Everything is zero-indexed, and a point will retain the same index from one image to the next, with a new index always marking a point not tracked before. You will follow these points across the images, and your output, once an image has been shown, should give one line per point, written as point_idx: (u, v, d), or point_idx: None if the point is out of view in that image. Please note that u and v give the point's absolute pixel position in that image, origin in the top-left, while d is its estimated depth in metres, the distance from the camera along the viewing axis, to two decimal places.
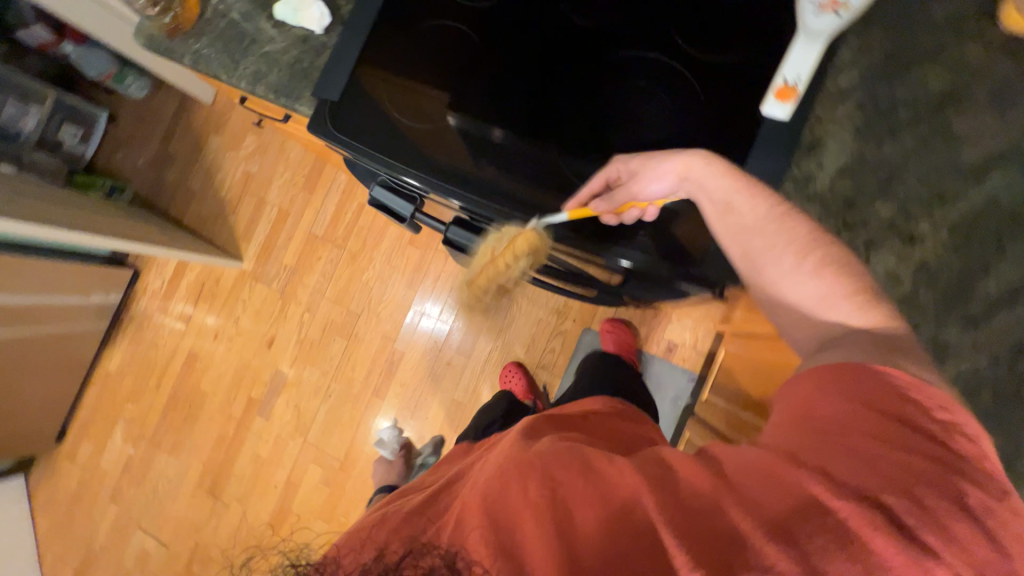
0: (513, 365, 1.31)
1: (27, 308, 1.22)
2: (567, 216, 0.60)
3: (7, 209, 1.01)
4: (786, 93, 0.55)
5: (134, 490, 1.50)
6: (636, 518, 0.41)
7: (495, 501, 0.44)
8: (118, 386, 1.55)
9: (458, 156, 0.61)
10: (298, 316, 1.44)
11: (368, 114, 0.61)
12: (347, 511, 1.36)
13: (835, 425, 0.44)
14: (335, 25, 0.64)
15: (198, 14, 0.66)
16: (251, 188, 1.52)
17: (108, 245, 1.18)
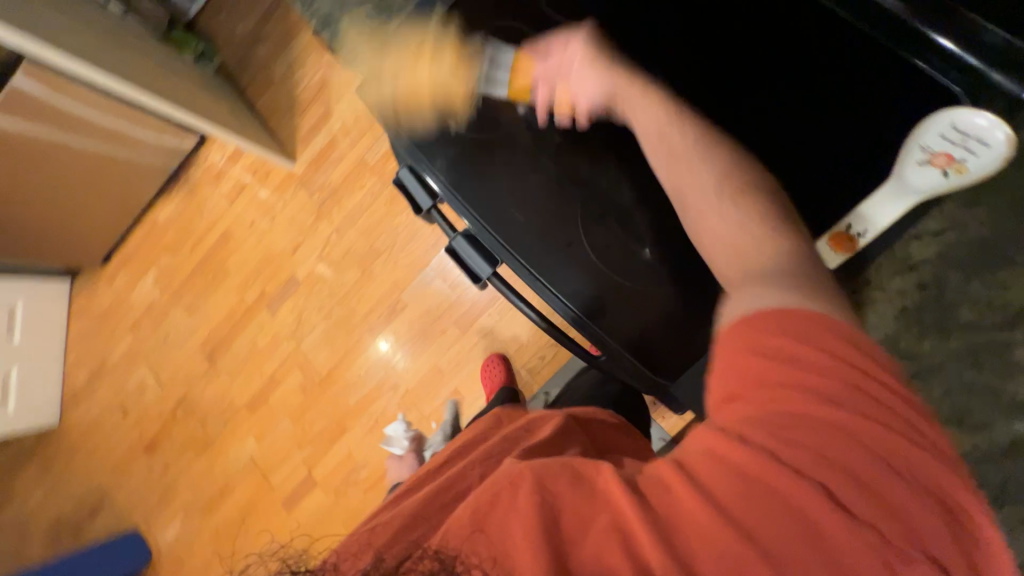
0: (496, 356, 1.33)
1: (89, 122, 1.34)
2: (560, 258, 0.61)
3: (92, 56, 1.09)
4: (840, 242, 0.59)
5: (150, 328, 1.68)
6: (621, 527, 0.42)
7: (489, 515, 0.46)
8: (161, 235, 1.70)
9: (477, 164, 0.63)
10: (327, 233, 1.50)
11: (408, 95, 0.64)
12: (312, 421, 1.48)
13: (793, 410, 0.41)
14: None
15: None
16: (323, 96, 1.54)
17: (174, 113, 1.26)
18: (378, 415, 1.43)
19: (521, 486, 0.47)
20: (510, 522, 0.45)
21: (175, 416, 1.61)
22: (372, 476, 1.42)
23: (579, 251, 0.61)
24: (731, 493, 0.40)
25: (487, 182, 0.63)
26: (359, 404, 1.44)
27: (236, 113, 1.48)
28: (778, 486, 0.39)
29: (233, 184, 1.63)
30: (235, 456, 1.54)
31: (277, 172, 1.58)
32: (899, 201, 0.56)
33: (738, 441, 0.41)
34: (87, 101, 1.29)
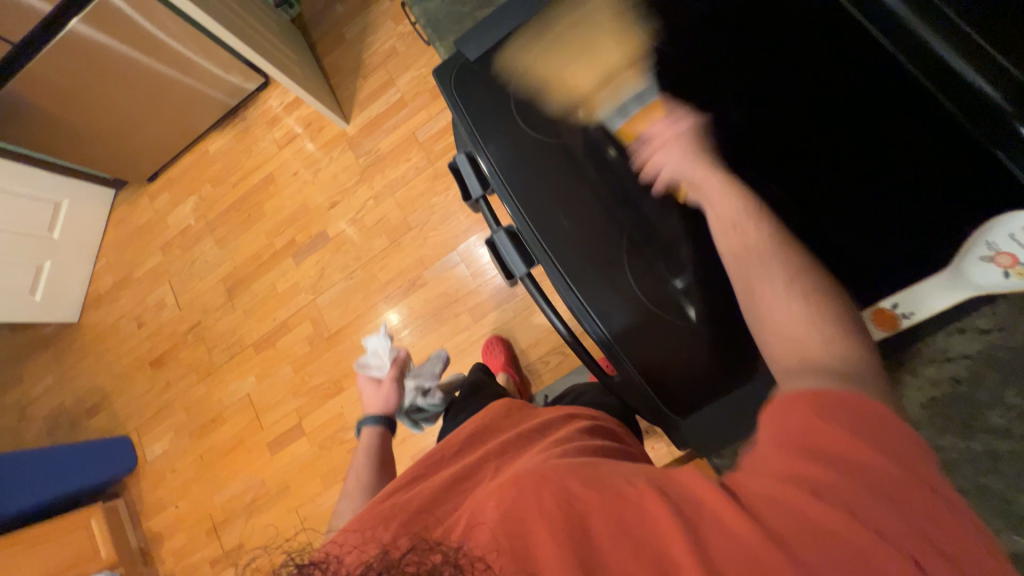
0: (501, 337, 1.35)
1: (165, 46, 1.39)
2: (593, 271, 0.63)
3: None
4: (885, 317, 0.55)
5: (179, 252, 1.73)
6: (653, 547, 0.38)
7: (511, 513, 0.43)
8: (208, 166, 1.75)
9: (535, 162, 0.65)
10: (364, 197, 1.53)
11: (483, 84, 0.68)
12: (312, 374, 1.51)
13: (874, 479, 0.36)
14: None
15: None
16: (390, 64, 1.57)
17: (245, 51, 1.30)
18: None
19: (546, 479, 0.45)
20: (532, 521, 0.42)
21: (185, 340, 1.67)
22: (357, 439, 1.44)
23: (614, 269, 0.62)
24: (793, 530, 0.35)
25: (540, 181, 0.65)
26: None
27: (303, 65, 1.52)
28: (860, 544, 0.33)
29: (285, 131, 1.67)
30: (233, 390, 1.58)
31: (330, 128, 1.61)
32: (953, 288, 0.52)
33: (822, 504, 0.35)
34: (167, 29, 1.35)
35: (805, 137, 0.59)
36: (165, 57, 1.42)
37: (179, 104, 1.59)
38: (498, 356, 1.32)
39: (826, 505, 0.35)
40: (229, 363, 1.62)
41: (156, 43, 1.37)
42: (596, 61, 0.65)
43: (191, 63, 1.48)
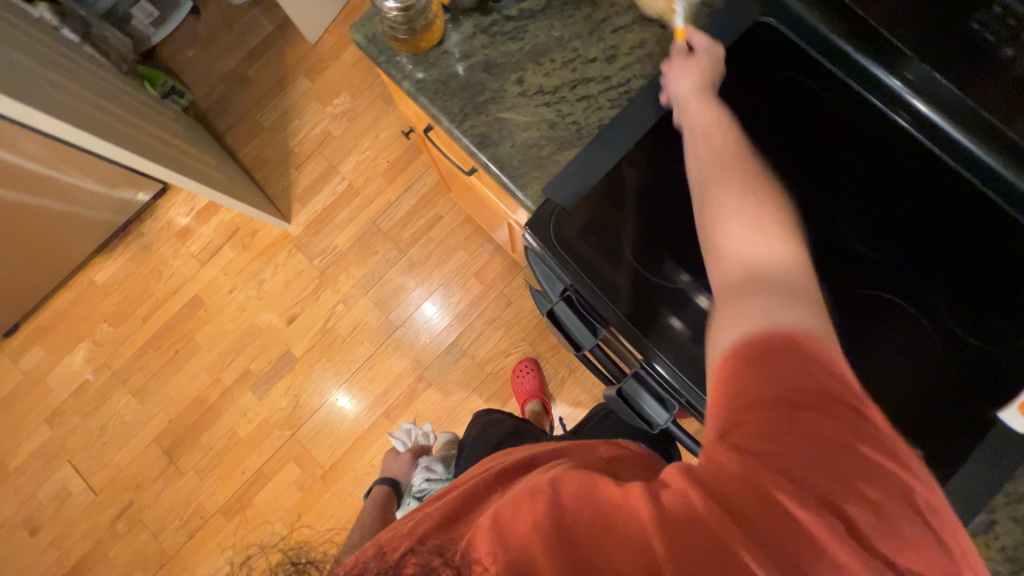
0: (528, 361, 1.28)
1: (34, 174, 1.06)
2: None
3: (77, 111, 0.87)
4: None
5: (76, 420, 1.33)
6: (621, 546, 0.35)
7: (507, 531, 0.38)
8: (99, 301, 1.38)
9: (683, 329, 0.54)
10: (331, 302, 1.35)
11: (584, 224, 0.55)
12: (312, 525, 1.26)
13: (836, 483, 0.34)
14: (610, 113, 0.58)
15: (439, 40, 0.59)
16: (325, 150, 1.41)
17: (171, 180, 1.04)
18: None
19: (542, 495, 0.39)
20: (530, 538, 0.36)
21: (115, 533, 1.28)
22: None
23: None
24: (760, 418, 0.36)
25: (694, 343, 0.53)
26: None
27: (223, 167, 1.29)
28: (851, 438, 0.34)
29: (204, 244, 1.40)
30: None
31: (267, 231, 1.40)
32: None
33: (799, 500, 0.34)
34: (32, 155, 1.02)
35: (902, 210, 0.54)
36: (27, 185, 1.07)
37: (52, 235, 1.23)
38: (525, 383, 1.25)
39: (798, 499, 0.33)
40: (183, 547, 1.27)
41: (25, 173, 1.04)
42: None
43: (69, 187, 1.16)
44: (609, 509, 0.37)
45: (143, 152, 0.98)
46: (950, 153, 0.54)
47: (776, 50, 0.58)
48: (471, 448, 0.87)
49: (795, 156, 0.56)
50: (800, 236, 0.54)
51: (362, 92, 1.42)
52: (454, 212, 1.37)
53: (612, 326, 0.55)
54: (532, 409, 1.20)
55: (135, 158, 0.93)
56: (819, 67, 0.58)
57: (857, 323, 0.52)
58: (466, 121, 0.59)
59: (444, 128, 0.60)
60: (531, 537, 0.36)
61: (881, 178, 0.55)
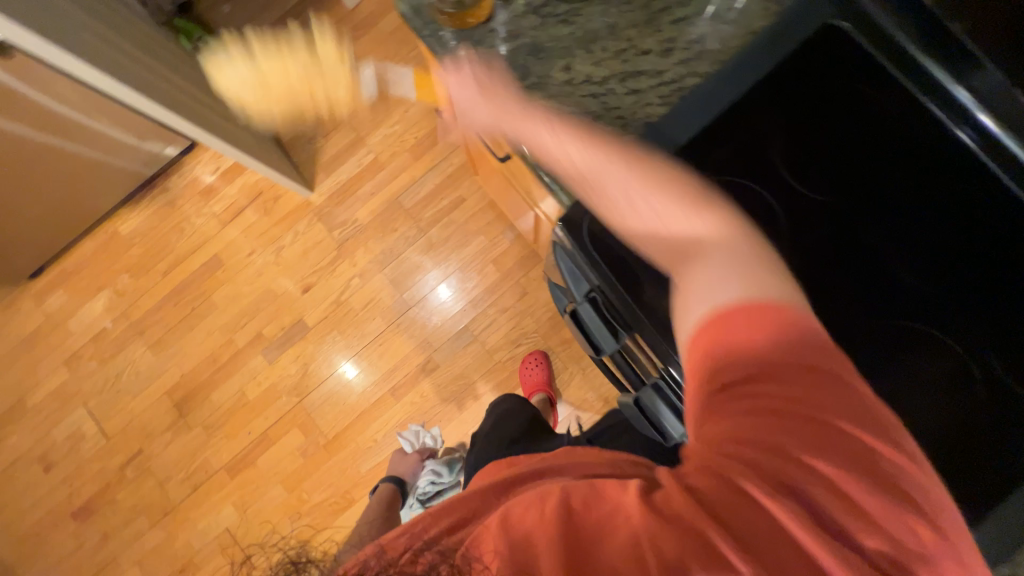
0: (538, 354, 1.28)
1: (65, 119, 1.06)
2: None
3: (114, 59, 0.86)
4: None
5: (93, 366, 1.36)
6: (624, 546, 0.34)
7: (515, 531, 0.37)
8: (121, 252, 1.40)
9: None
10: (348, 275, 1.35)
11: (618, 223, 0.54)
12: (311, 491, 1.29)
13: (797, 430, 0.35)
14: (659, 110, 0.55)
15: (488, 16, 0.57)
16: (353, 121, 1.39)
17: (201, 138, 1.04)
18: None
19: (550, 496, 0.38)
20: (536, 535, 0.36)
21: (123, 478, 1.32)
22: None
23: None
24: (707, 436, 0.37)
25: None
26: (371, 473, 1.27)
27: (251, 128, 1.28)
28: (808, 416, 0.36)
29: (226, 205, 1.40)
30: (205, 529, 1.29)
31: (290, 197, 1.39)
32: None
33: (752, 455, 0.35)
34: (63, 99, 1.01)
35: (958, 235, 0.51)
36: (59, 131, 1.08)
37: (80, 182, 1.24)
38: (534, 375, 1.24)
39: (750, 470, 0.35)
40: (186, 498, 1.31)
41: (56, 117, 1.04)
42: (752, 200, 0.53)
43: (99, 136, 1.16)
44: (603, 512, 0.36)
45: (175, 107, 0.97)
46: (1012, 176, 0.49)
47: (835, 51, 0.53)
48: (483, 443, 0.86)
49: (850, 176, 0.53)
50: (846, 260, 0.52)
51: (396, 63, 1.39)
52: (478, 196, 1.34)
53: (636, 331, 0.54)
54: (538, 402, 1.20)
55: (166, 113, 0.93)
56: (878, 72, 0.53)
57: (891, 352, 0.50)
58: None
59: (485, 113, 0.58)
60: (531, 531, 0.36)
61: (929, 200, 0.51)
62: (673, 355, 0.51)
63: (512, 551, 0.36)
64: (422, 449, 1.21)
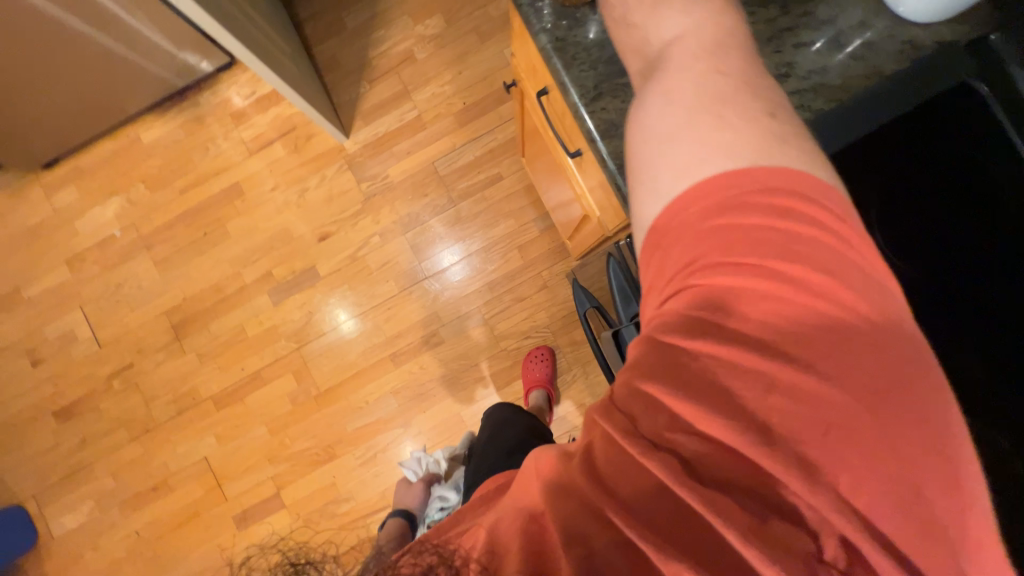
0: (545, 350, 1.25)
1: (102, 8, 0.99)
2: None
3: None
4: None
5: (95, 271, 1.33)
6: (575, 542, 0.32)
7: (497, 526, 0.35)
8: (140, 160, 1.35)
9: None
10: (368, 231, 1.31)
11: None
12: (293, 439, 1.28)
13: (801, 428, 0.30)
14: None
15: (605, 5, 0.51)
16: (403, 71, 1.31)
17: (244, 58, 0.97)
18: (377, 451, 1.26)
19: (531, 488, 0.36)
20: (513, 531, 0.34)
21: (110, 388, 1.31)
22: (351, 514, 1.24)
23: None
24: (661, 424, 0.33)
25: None
26: (356, 433, 1.27)
27: (296, 57, 1.21)
28: (786, 387, 0.31)
29: (255, 133, 1.34)
30: (184, 454, 1.29)
31: (322, 139, 1.33)
32: None
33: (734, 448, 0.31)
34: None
35: None
36: (97, 21, 1.01)
37: (109, 80, 1.18)
38: (537, 370, 1.22)
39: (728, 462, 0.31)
40: (169, 420, 1.30)
41: (92, 5, 0.97)
42: None
43: (136, 34, 1.09)
44: (565, 526, 0.32)
45: (224, 20, 0.90)
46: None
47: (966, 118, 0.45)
48: (482, 452, 0.85)
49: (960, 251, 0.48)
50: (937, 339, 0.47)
51: (458, 19, 1.30)
52: (517, 177, 1.29)
53: None
54: (537, 398, 1.18)
55: (215, 25, 0.86)
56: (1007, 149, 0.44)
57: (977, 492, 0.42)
58: (595, 101, 0.51)
59: (570, 103, 0.52)
60: (511, 536, 0.34)
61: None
62: None
63: (490, 556, 0.34)
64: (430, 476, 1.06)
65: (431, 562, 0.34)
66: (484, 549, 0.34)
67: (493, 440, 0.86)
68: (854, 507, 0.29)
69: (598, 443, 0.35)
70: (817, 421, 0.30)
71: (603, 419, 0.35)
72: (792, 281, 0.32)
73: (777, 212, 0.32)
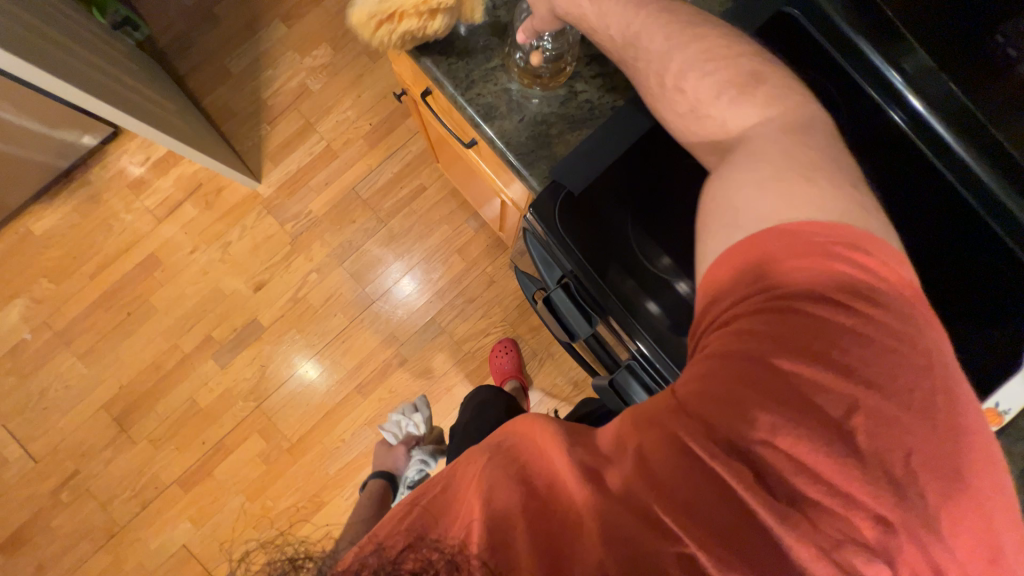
0: (506, 343, 1.27)
1: None
2: None
3: (26, 40, 0.75)
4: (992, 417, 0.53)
5: (12, 383, 1.22)
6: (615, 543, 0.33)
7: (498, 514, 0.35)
8: (38, 254, 1.25)
9: (671, 320, 0.55)
10: (304, 270, 1.28)
11: (586, 213, 0.54)
12: (275, 498, 1.23)
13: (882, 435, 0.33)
14: (623, 92, 0.55)
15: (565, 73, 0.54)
16: (302, 106, 1.30)
17: (133, 128, 0.94)
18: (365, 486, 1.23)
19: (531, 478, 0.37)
20: (514, 519, 0.35)
21: (57, 502, 1.20)
22: None
23: None
24: (741, 432, 0.34)
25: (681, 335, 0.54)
26: (340, 474, 1.23)
27: (187, 115, 1.17)
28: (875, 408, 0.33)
29: (161, 199, 1.28)
30: (159, 549, 1.20)
31: (234, 189, 1.29)
32: None
33: (800, 465, 0.33)
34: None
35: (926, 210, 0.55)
36: None
37: None
38: (504, 363, 1.24)
39: (792, 461, 0.33)
40: (133, 516, 1.21)
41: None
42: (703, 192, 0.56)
43: (4, 126, 1.01)
44: (590, 512, 0.34)
45: (102, 94, 0.87)
46: (943, 156, 0.56)
47: (795, 35, 0.57)
48: (462, 437, 0.88)
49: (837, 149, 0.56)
50: None
51: (345, 44, 1.31)
52: (439, 184, 1.31)
53: (609, 313, 0.55)
54: (510, 390, 1.20)
55: (94, 101, 0.83)
56: (834, 66, 0.58)
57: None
58: (471, 90, 0.54)
59: (448, 95, 0.55)
60: (512, 514, 0.35)
61: (900, 165, 0.56)
62: (642, 330, 0.53)
63: (489, 548, 0.33)
64: (408, 437, 1.15)
65: (432, 559, 0.32)
66: (486, 541, 0.33)
67: (471, 436, 0.87)
68: (889, 481, 0.32)
69: (648, 442, 0.37)
70: (901, 443, 0.33)
71: (670, 422, 0.36)
72: (888, 331, 0.35)
73: (856, 274, 0.36)
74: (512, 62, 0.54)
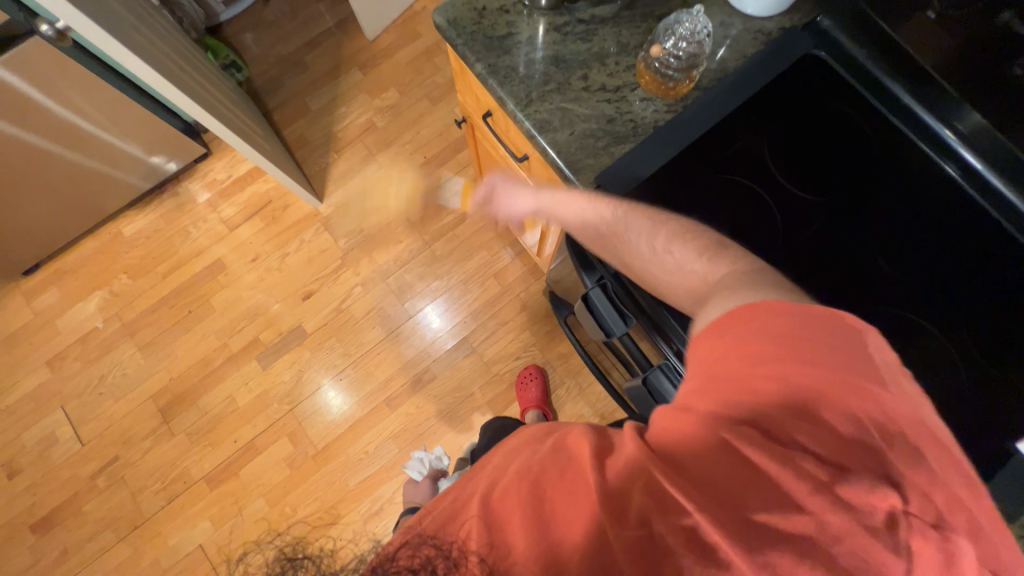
0: (534, 368, 1.28)
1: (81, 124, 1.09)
2: None
3: (155, 57, 0.91)
4: None
5: (76, 367, 1.32)
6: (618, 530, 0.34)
7: (499, 517, 0.36)
8: (122, 254, 1.40)
9: None
10: (350, 284, 1.37)
11: None
12: (293, 507, 1.23)
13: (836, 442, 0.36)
14: (667, 115, 0.61)
15: (684, 91, 0.61)
16: (366, 139, 1.46)
17: (225, 137, 1.07)
18: (382, 502, 1.22)
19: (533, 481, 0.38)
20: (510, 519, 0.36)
21: (93, 487, 1.25)
22: None
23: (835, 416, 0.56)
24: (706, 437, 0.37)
25: None
26: (360, 488, 1.23)
27: (269, 139, 1.33)
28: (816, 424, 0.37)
29: (233, 213, 1.43)
30: (177, 546, 1.21)
31: (298, 207, 1.43)
32: None
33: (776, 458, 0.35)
34: (74, 104, 1.04)
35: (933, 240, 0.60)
36: (78, 136, 1.11)
37: (93, 183, 1.26)
38: (530, 392, 1.24)
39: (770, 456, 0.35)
40: (158, 509, 1.24)
41: (65, 126, 1.07)
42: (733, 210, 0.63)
43: (105, 146, 1.19)
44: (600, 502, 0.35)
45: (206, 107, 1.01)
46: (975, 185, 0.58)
47: (825, 76, 0.63)
48: None
49: (847, 185, 0.63)
50: (846, 246, 0.62)
51: (410, 89, 1.48)
52: (482, 213, 1.40)
53: (644, 313, 0.57)
54: (533, 419, 1.19)
55: (198, 109, 0.97)
56: (862, 102, 0.62)
57: (895, 343, 0.57)
58: (530, 106, 0.62)
59: (509, 111, 0.64)
60: (510, 519, 0.36)
61: (913, 198, 0.61)
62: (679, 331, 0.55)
63: (488, 546, 0.35)
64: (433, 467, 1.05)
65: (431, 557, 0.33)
66: (483, 538, 0.35)
67: None
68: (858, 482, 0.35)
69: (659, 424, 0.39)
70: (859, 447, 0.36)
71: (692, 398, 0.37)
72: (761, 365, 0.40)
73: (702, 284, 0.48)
74: (646, 63, 0.62)
